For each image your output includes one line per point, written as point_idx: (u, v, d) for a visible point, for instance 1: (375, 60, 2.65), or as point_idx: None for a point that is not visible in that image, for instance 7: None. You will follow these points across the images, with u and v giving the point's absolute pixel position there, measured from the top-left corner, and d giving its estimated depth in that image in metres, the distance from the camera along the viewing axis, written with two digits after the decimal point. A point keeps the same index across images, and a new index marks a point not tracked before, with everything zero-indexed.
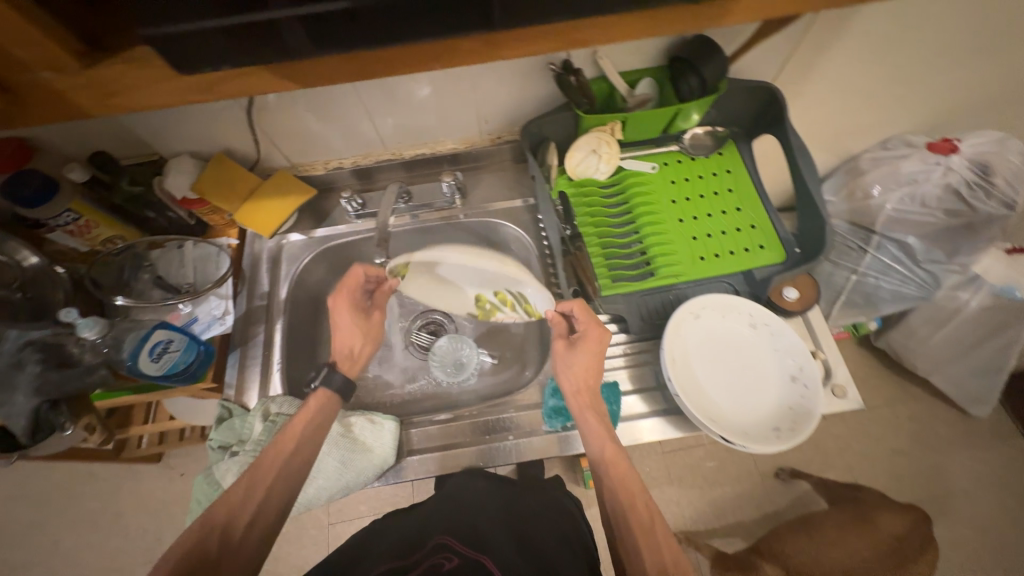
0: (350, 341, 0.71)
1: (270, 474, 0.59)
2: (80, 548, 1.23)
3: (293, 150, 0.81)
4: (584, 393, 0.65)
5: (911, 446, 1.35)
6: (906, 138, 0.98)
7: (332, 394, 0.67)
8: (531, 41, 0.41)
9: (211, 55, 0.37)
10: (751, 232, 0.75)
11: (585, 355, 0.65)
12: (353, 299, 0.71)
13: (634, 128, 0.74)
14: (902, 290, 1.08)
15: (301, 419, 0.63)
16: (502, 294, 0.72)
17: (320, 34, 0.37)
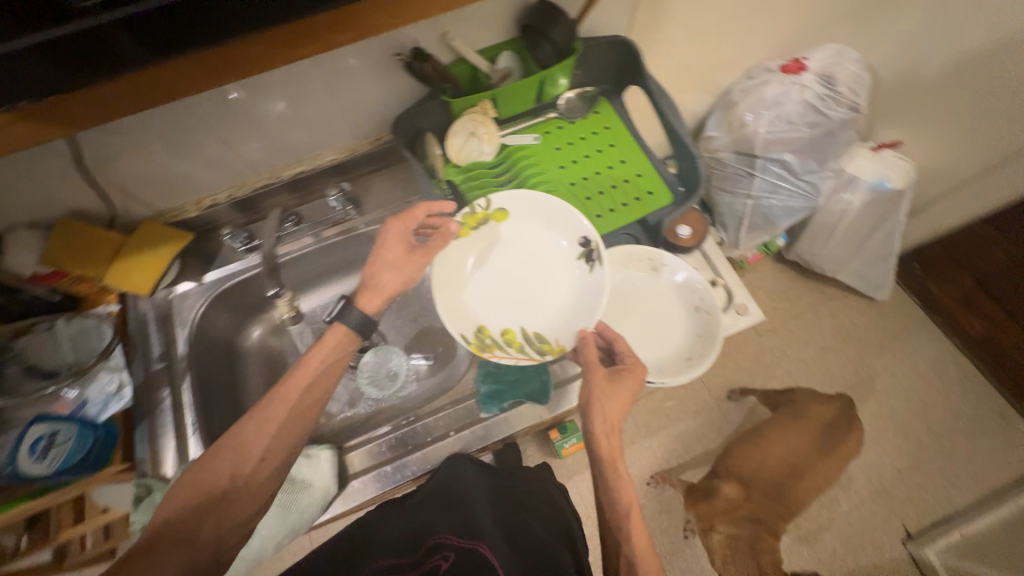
0: (381, 268, 0.68)
1: (274, 423, 0.59)
2: None
3: (154, 196, 0.74)
4: (612, 433, 0.64)
5: (836, 340, 1.49)
6: (764, 65, 1.06)
7: (346, 332, 0.66)
8: (321, 33, 0.40)
9: None
10: (638, 180, 0.78)
11: (624, 396, 0.63)
12: (405, 230, 0.68)
13: (505, 103, 0.75)
14: (792, 204, 1.18)
15: (321, 351, 0.64)
16: (510, 334, 0.69)
17: (68, 58, 0.34)
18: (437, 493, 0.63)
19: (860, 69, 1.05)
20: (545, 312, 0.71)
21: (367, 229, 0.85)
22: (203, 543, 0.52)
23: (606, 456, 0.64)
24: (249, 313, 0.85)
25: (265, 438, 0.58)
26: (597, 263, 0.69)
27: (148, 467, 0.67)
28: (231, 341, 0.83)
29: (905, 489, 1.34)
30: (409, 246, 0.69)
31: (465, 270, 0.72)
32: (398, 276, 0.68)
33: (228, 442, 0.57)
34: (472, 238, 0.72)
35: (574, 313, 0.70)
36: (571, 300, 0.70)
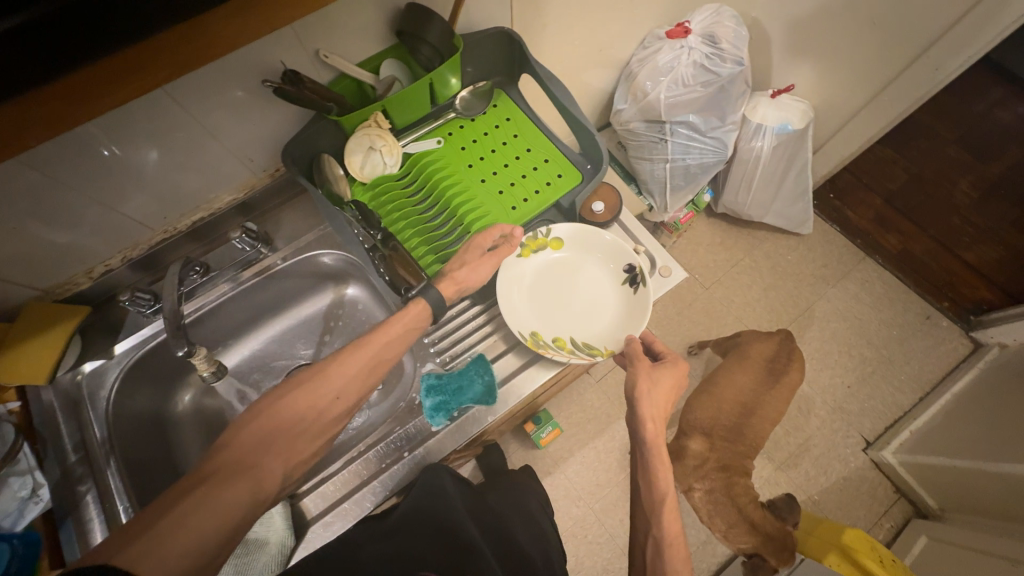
0: (459, 264, 0.68)
1: (362, 362, 0.58)
2: None
3: (33, 275, 0.67)
4: (659, 422, 0.64)
5: (775, 279, 1.57)
6: (655, 33, 1.10)
7: (425, 309, 0.63)
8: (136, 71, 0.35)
9: None
10: (547, 166, 0.78)
11: (668, 386, 0.66)
12: (484, 238, 0.68)
13: (397, 112, 0.73)
14: (705, 160, 1.23)
15: (401, 321, 0.62)
16: (560, 339, 0.70)
17: None
18: (417, 509, 0.60)
19: (738, 24, 1.09)
20: (591, 323, 0.73)
21: (286, 265, 0.81)
22: (268, 478, 0.49)
23: (653, 442, 0.63)
24: (171, 379, 0.80)
25: (352, 379, 0.57)
26: (643, 286, 0.71)
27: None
28: (158, 412, 0.78)
29: (857, 403, 1.44)
30: (484, 253, 0.69)
31: (524, 283, 0.74)
32: (475, 275, 0.68)
33: (315, 377, 0.56)
34: (535, 257, 0.75)
35: (619, 324, 0.72)
36: (616, 316, 0.73)
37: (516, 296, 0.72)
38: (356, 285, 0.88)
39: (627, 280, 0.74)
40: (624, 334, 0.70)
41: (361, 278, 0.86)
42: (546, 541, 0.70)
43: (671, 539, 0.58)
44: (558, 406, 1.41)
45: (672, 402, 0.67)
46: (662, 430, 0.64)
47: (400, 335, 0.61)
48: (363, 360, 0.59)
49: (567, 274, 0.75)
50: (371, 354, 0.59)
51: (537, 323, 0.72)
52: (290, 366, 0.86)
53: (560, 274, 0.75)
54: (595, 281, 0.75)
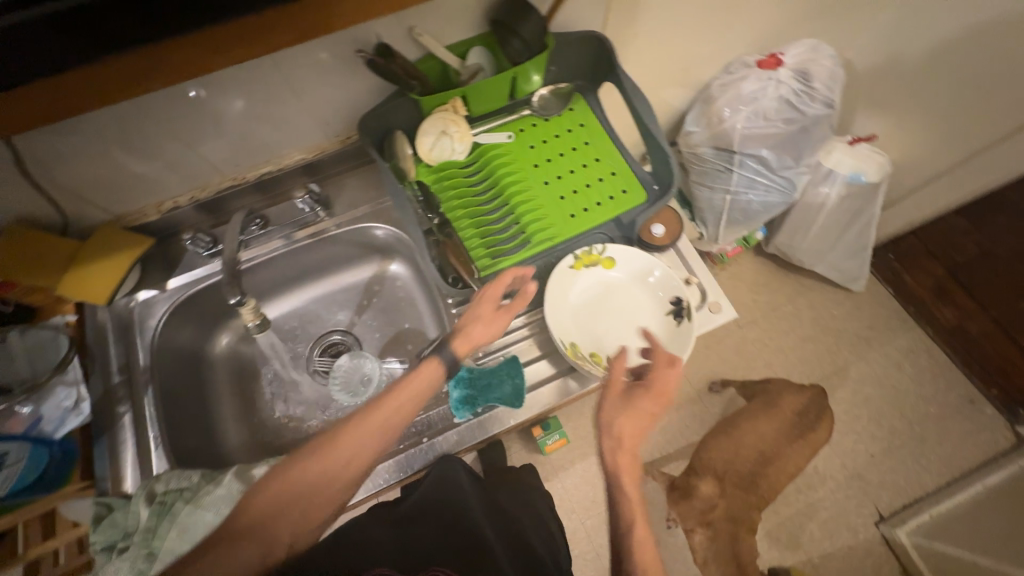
0: (472, 320, 0.65)
1: (373, 428, 0.56)
2: None
3: (109, 201, 0.71)
4: (626, 452, 0.60)
5: (814, 330, 1.50)
6: (744, 59, 1.06)
7: (439, 367, 0.60)
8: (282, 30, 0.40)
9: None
10: (613, 179, 0.77)
11: (636, 417, 0.59)
12: (497, 288, 0.65)
13: (476, 101, 0.73)
14: (769, 199, 1.18)
15: (413, 383, 0.58)
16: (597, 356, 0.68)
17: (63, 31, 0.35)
18: (431, 497, 0.64)
19: (835, 65, 1.05)
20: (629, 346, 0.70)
21: (339, 231, 0.82)
22: (277, 546, 0.51)
23: (615, 472, 0.60)
24: (214, 321, 0.82)
25: (366, 445, 0.55)
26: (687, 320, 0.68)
27: (169, 484, 0.61)
28: (198, 350, 0.80)
29: (877, 474, 1.36)
30: (499, 306, 0.66)
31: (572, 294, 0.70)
32: (487, 333, 0.65)
33: (328, 444, 0.54)
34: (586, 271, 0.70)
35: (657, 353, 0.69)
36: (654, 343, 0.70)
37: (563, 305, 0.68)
38: (402, 262, 0.88)
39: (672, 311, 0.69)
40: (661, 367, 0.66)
41: (409, 256, 0.86)
42: (555, 542, 0.70)
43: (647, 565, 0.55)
44: (568, 416, 1.40)
45: (644, 431, 0.60)
46: (629, 457, 0.60)
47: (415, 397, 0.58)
48: (377, 424, 0.56)
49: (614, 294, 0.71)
50: (385, 418, 0.56)
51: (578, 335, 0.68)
52: (323, 330, 0.87)
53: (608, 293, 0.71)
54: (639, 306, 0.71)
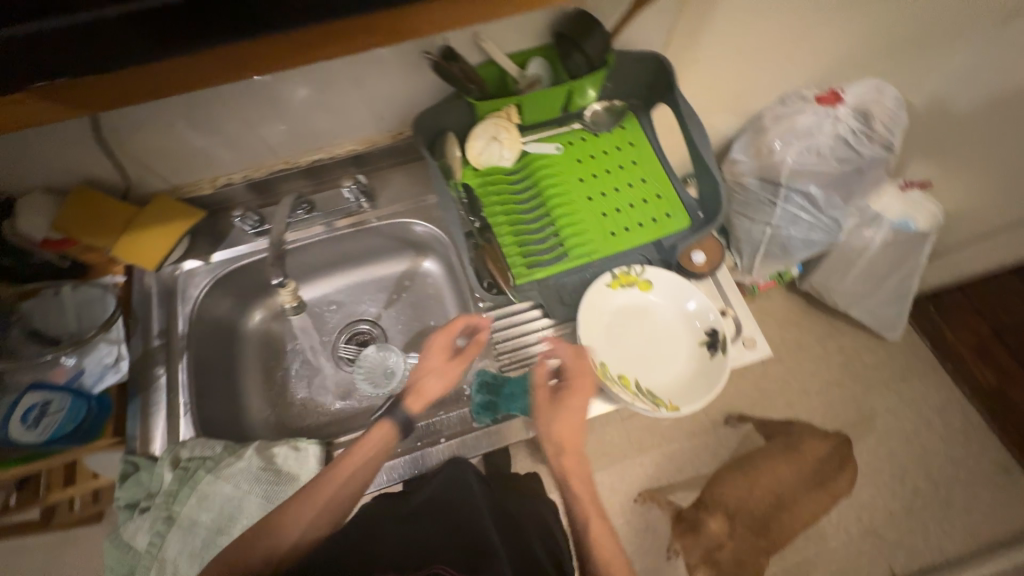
0: (425, 376, 0.69)
1: (321, 501, 0.59)
2: None
3: (169, 170, 0.73)
4: (567, 449, 0.63)
5: (843, 376, 1.42)
6: (801, 93, 1.04)
7: (394, 429, 0.65)
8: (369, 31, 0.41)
9: (64, 61, 0.37)
10: (657, 202, 0.76)
11: (567, 418, 0.62)
12: (447, 340, 0.70)
13: (531, 110, 0.73)
14: (812, 236, 1.13)
15: (365, 449, 0.63)
16: (626, 379, 0.62)
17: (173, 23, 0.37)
18: (443, 495, 0.62)
19: (898, 108, 1.02)
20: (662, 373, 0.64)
21: (378, 224, 0.83)
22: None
23: (560, 471, 0.64)
24: (250, 298, 0.84)
25: (319, 514, 0.58)
26: (722, 354, 0.63)
27: (193, 451, 0.63)
28: (231, 324, 0.82)
29: (896, 533, 1.27)
30: (452, 357, 0.70)
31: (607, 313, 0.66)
32: (440, 385, 0.69)
33: (281, 512, 0.57)
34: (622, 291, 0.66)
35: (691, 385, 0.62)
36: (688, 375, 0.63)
37: (596, 322, 0.64)
38: (435, 261, 0.89)
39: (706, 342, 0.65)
40: (693, 399, 0.61)
41: (443, 254, 0.87)
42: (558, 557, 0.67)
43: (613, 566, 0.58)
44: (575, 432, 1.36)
45: (578, 428, 0.63)
46: (567, 455, 0.64)
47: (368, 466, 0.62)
48: (325, 496, 0.59)
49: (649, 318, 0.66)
50: (332, 489, 0.59)
51: (606, 353, 0.63)
52: (350, 319, 0.87)
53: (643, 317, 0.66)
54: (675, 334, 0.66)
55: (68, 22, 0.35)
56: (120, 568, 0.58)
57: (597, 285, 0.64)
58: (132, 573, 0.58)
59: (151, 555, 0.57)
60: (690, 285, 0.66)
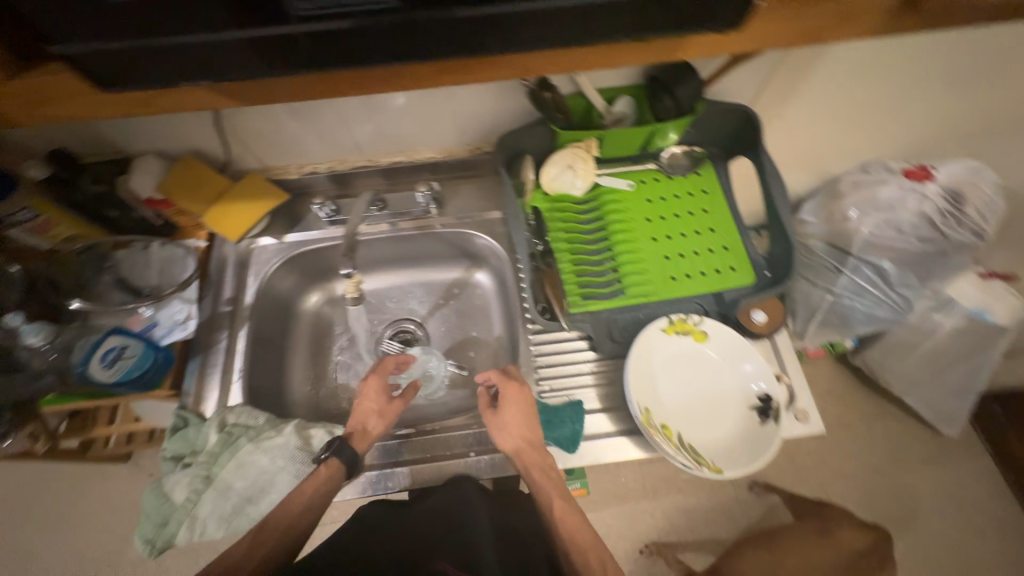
0: (364, 417, 0.67)
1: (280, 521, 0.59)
2: (21, 533, 1.16)
3: (265, 152, 0.79)
4: (527, 447, 0.62)
5: (887, 465, 1.32)
6: (886, 163, 1.00)
7: (339, 468, 0.61)
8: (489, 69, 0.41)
9: (192, 70, 0.37)
10: (723, 253, 0.74)
11: (512, 416, 0.63)
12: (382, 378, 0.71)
13: (611, 145, 0.75)
14: (875, 312, 1.08)
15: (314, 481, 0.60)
16: (667, 429, 0.59)
17: (299, 52, 0.37)
18: (440, 507, 0.66)
19: (996, 195, 0.96)
20: (706, 432, 0.60)
21: (442, 230, 0.86)
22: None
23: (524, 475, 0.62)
24: (313, 280, 0.88)
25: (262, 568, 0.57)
26: (775, 423, 0.59)
27: (239, 417, 0.66)
28: (290, 302, 0.86)
29: None
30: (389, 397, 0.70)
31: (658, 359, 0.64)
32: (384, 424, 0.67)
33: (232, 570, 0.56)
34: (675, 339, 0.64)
35: (735, 449, 0.59)
36: (734, 439, 0.60)
37: (646, 365, 0.63)
38: (488, 274, 0.91)
39: (758, 407, 0.61)
40: (738, 465, 0.57)
41: (498, 269, 0.88)
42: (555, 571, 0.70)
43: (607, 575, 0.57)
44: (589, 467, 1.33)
45: (530, 437, 0.63)
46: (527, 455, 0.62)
47: (304, 516, 0.59)
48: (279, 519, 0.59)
49: (699, 371, 0.64)
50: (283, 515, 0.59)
51: (652, 399, 0.61)
52: (398, 316, 0.90)
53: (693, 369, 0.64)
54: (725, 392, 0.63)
55: (217, 37, 0.35)
56: (156, 519, 0.61)
57: (651, 327, 0.63)
58: (165, 524, 0.61)
59: (187, 509, 0.60)
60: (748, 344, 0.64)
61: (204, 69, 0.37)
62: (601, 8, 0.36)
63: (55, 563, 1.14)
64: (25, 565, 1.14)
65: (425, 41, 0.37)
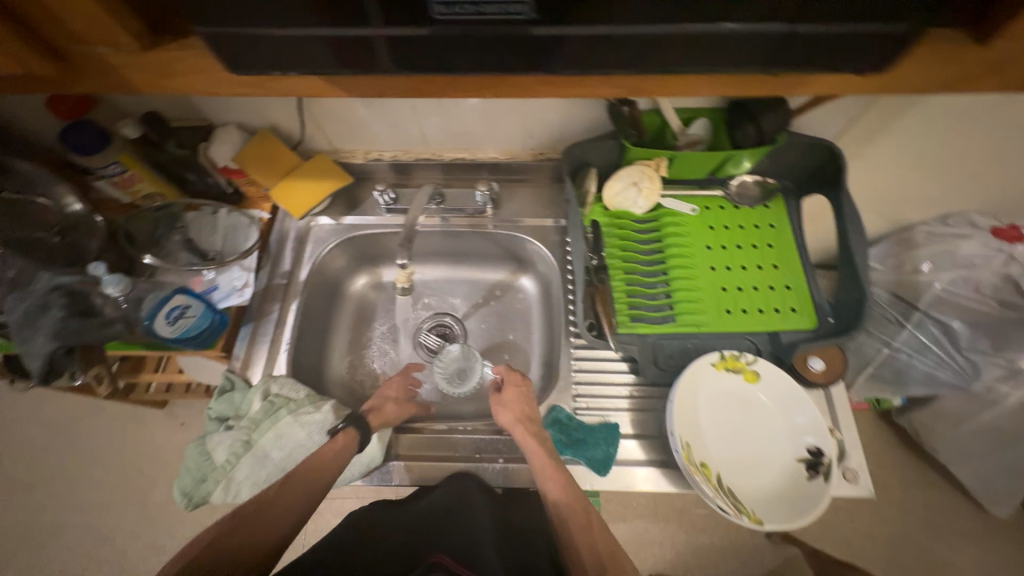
0: (381, 400, 0.71)
1: (298, 487, 0.59)
2: (60, 460, 1.24)
3: (336, 135, 0.81)
4: (524, 420, 0.66)
5: (928, 539, 1.20)
6: (971, 217, 0.92)
7: (354, 437, 0.64)
8: (592, 84, 0.41)
9: (306, 59, 0.37)
10: (784, 292, 0.71)
11: (511, 394, 0.69)
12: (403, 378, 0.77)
13: (681, 166, 0.72)
14: (936, 373, 0.99)
15: (333, 444, 0.63)
16: (706, 468, 0.57)
17: (411, 54, 0.37)
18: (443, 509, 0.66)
19: None
20: (749, 478, 0.58)
21: (495, 231, 0.85)
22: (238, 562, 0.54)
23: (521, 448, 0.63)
24: (364, 263, 0.90)
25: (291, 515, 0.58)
26: (825, 480, 0.56)
27: (282, 388, 0.68)
28: (338, 282, 0.88)
29: None
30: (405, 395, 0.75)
31: (705, 394, 0.61)
32: (397, 413, 0.71)
33: (259, 514, 0.57)
34: (724, 375, 0.62)
35: (778, 500, 0.56)
36: (778, 490, 0.57)
37: (692, 400, 0.60)
38: (533, 279, 0.90)
39: (807, 459, 0.58)
40: (782, 519, 0.55)
41: (544, 276, 0.88)
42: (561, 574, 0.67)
43: (594, 529, 0.58)
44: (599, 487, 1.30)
45: (525, 410, 0.67)
46: (523, 424, 0.65)
47: (328, 467, 0.61)
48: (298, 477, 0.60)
49: (746, 412, 0.61)
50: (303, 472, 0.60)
51: (693, 435, 0.59)
52: (438, 311, 0.90)
53: (740, 409, 0.61)
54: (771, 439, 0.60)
55: (352, 33, 0.35)
56: (194, 474, 0.64)
57: (701, 362, 0.61)
58: (202, 481, 0.63)
59: (224, 470, 0.63)
60: (803, 393, 0.60)
61: (324, 60, 0.37)
62: (725, 38, 0.35)
63: (84, 494, 1.21)
64: (64, 491, 1.21)
65: (533, 51, 0.36)
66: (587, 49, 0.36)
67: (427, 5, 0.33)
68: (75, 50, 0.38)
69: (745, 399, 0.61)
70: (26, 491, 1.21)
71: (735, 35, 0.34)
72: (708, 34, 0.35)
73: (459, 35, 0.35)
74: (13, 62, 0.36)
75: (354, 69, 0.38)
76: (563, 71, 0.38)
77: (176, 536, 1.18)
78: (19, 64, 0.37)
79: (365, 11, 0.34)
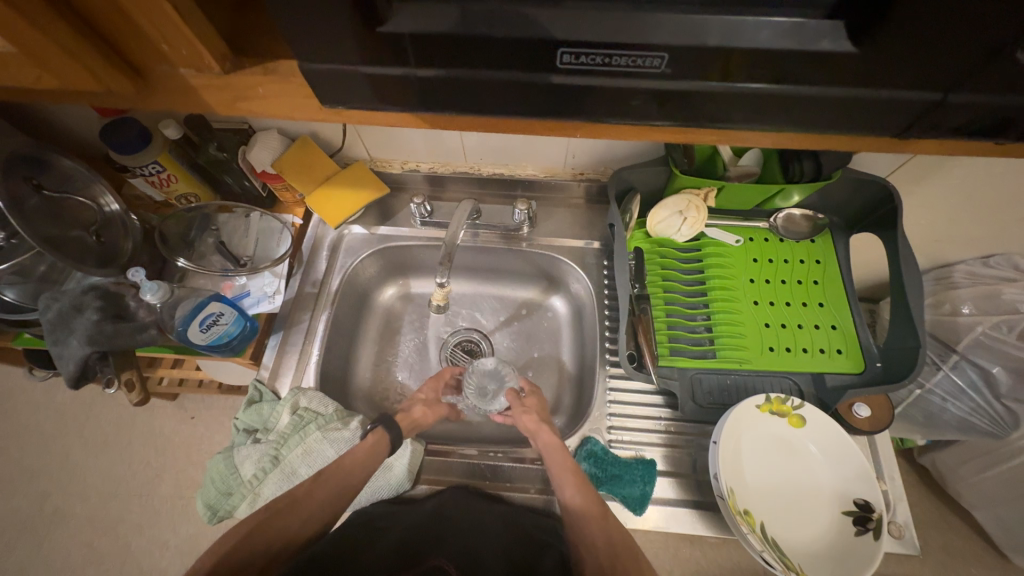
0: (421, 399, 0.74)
1: (317, 498, 0.58)
2: (69, 448, 1.23)
3: (375, 146, 0.80)
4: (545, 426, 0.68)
5: None
6: (1015, 260, 0.91)
7: (384, 439, 0.63)
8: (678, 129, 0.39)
9: (399, 97, 0.36)
10: (830, 333, 0.69)
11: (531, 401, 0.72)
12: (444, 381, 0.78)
13: (727, 197, 0.71)
14: (970, 420, 0.95)
15: (362, 450, 0.62)
16: (751, 517, 0.55)
17: (505, 94, 0.35)
18: (453, 516, 0.64)
19: None
20: (796, 530, 0.55)
21: (529, 250, 0.84)
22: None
23: (545, 449, 0.65)
24: (395, 274, 0.89)
25: (330, 496, 0.58)
26: (875, 537, 0.53)
27: (310, 402, 0.66)
28: (368, 292, 0.86)
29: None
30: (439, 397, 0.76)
31: (749, 439, 0.59)
32: (429, 417, 0.72)
33: (276, 515, 0.56)
34: (769, 419, 0.59)
35: (827, 555, 0.54)
36: (825, 544, 0.55)
37: (737, 445, 0.58)
38: (564, 301, 0.88)
39: (854, 513, 0.56)
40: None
41: (577, 298, 0.85)
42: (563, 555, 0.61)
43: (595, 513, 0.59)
44: None
45: (545, 414, 0.71)
46: (545, 426, 0.68)
47: (368, 464, 0.62)
48: (331, 488, 0.59)
49: (790, 458, 0.59)
50: (337, 482, 0.59)
51: (736, 481, 0.57)
52: (467, 326, 0.89)
53: (783, 454, 0.59)
54: (816, 488, 0.58)
55: (458, 76, 0.34)
56: (220, 486, 0.63)
57: (747, 405, 0.59)
58: (229, 494, 0.63)
59: (251, 486, 0.62)
60: (851, 443, 0.58)
61: (415, 99, 0.36)
62: (839, 102, 0.34)
63: (90, 485, 1.19)
64: (70, 477, 1.20)
65: (632, 100, 0.35)
66: (690, 104, 0.35)
67: (556, 54, 0.32)
68: (158, 70, 0.37)
69: (789, 444, 0.59)
70: (33, 478, 1.20)
71: (852, 99, 0.33)
72: (837, 98, 0.33)
73: (560, 81, 0.34)
74: (96, 80, 0.35)
75: (442, 109, 0.37)
76: (678, 125, 0.37)
77: (179, 533, 1.16)
78: (100, 83, 0.36)
79: (475, 60, 0.33)
